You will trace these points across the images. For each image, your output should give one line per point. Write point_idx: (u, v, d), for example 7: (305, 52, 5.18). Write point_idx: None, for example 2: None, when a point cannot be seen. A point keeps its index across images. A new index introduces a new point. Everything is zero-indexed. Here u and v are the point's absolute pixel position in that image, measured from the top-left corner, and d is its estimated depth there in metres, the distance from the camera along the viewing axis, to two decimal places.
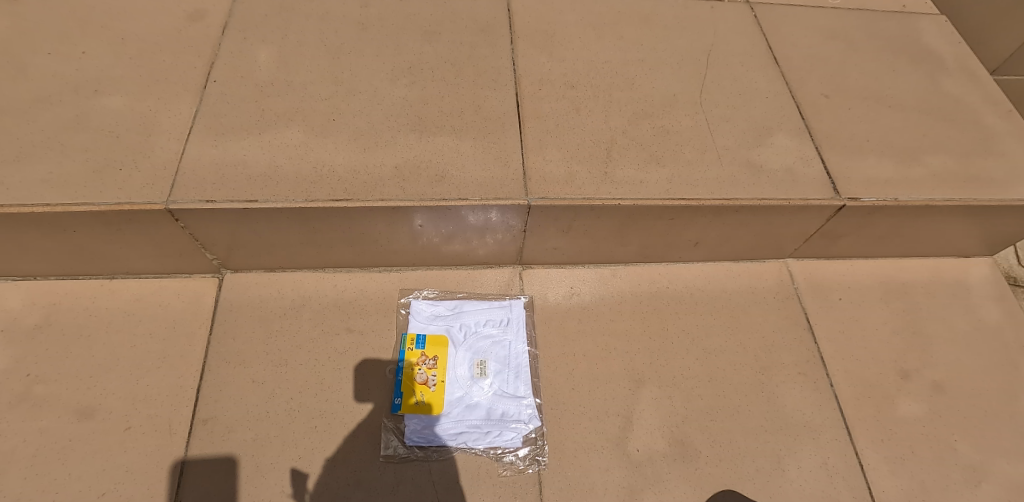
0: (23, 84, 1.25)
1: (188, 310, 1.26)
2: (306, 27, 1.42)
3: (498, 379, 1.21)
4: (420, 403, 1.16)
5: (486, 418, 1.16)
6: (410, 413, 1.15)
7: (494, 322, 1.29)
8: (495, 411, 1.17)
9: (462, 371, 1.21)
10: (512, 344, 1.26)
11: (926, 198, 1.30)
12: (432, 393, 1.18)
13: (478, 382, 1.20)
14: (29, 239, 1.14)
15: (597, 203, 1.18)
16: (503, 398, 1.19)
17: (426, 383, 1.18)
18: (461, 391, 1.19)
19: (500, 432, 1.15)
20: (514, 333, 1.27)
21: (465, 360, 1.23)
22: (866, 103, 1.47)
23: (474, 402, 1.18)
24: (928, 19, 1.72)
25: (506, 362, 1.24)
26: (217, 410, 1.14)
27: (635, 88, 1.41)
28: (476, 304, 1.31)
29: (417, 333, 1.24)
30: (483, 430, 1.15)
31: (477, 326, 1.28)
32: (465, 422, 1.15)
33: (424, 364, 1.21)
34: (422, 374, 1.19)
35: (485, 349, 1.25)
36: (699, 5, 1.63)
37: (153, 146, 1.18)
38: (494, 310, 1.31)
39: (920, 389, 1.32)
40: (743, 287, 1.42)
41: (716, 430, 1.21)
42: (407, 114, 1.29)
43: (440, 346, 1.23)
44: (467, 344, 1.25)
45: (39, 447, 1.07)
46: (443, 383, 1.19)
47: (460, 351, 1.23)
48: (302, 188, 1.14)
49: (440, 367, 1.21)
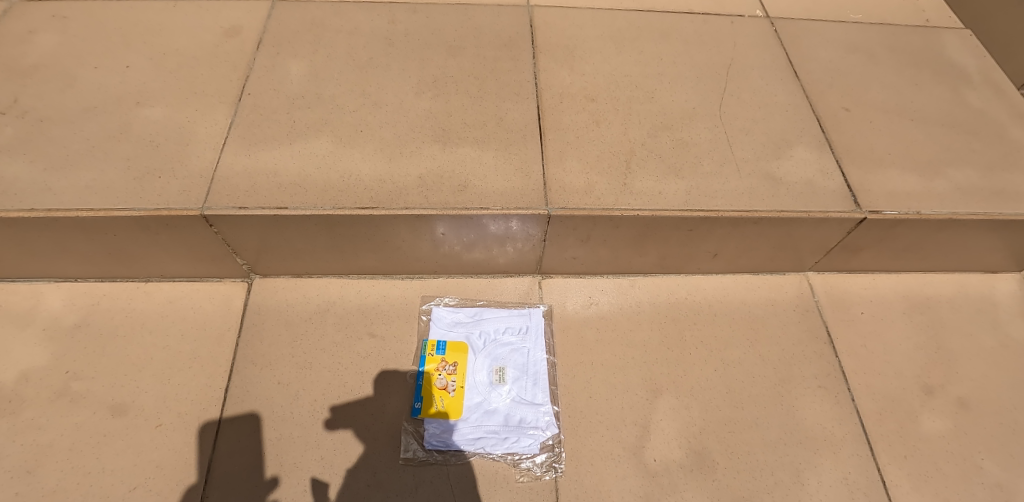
0: (71, 96, 1.32)
1: (218, 312, 1.31)
2: (335, 42, 1.48)
3: (516, 386, 1.23)
4: (439, 408, 1.19)
5: (504, 424, 1.18)
6: (430, 418, 1.18)
7: (513, 330, 1.31)
8: (513, 417, 1.19)
9: (481, 377, 1.23)
10: (531, 351, 1.28)
11: (950, 212, 1.29)
12: (452, 398, 1.20)
13: (496, 388, 1.22)
14: (72, 242, 1.20)
15: (616, 212, 1.20)
16: (521, 405, 1.21)
17: (445, 388, 1.21)
18: (480, 397, 1.21)
19: (517, 439, 1.16)
20: (533, 341, 1.29)
21: (484, 366, 1.25)
22: (888, 117, 1.47)
23: (492, 408, 1.20)
24: (952, 33, 1.71)
25: (524, 369, 1.25)
26: (244, 410, 1.18)
27: (655, 101, 1.43)
28: (495, 311, 1.33)
29: (437, 339, 1.27)
30: (500, 436, 1.16)
31: (496, 333, 1.30)
32: (483, 427, 1.17)
33: (444, 370, 1.23)
34: (442, 379, 1.22)
35: (504, 356, 1.27)
36: (719, 20, 1.65)
37: (190, 155, 1.24)
38: (513, 317, 1.33)
39: (945, 405, 1.30)
40: (763, 299, 1.42)
41: (734, 441, 1.21)
42: (431, 126, 1.33)
43: (460, 352, 1.26)
44: (486, 351, 1.27)
45: (75, 441, 1.12)
46: (462, 389, 1.21)
47: (479, 357, 1.26)
48: (329, 196, 1.18)
49: (459, 373, 1.23)
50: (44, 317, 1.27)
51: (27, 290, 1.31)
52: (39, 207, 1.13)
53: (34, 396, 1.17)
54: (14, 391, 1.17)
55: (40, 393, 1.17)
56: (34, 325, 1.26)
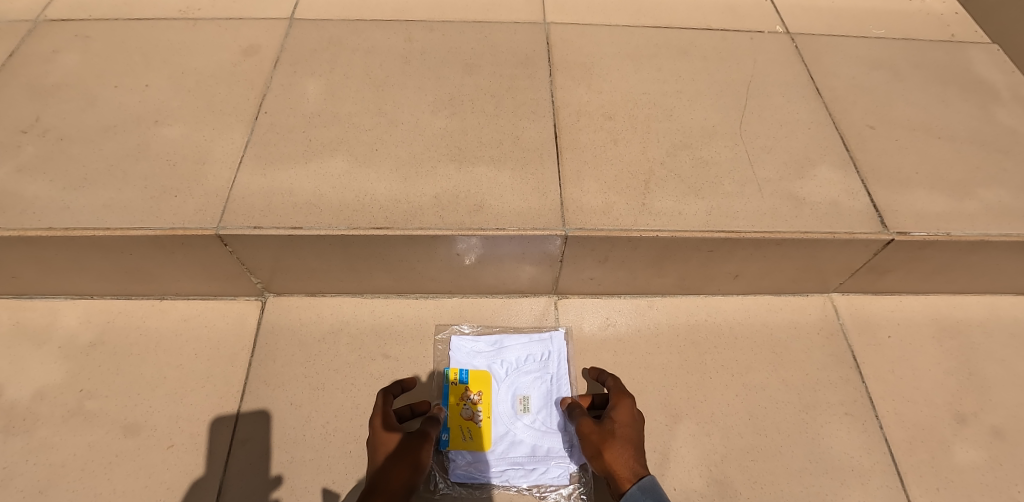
0: (92, 115, 1.34)
1: (232, 331, 1.29)
2: (352, 61, 1.48)
3: (541, 413, 1.21)
4: (466, 440, 1.16)
5: (530, 454, 1.16)
6: (456, 449, 1.15)
7: (535, 356, 1.27)
8: (539, 447, 1.17)
9: (504, 407, 1.21)
10: (556, 376, 1.25)
11: (982, 233, 1.25)
12: (478, 430, 1.17)
13: (521, 417, 1.20)
14: (89, 260, 1.21)
15: (634, 233, 1.17)
16: (547, 434, 1.18)
17: (472, 418, 1.18)
18: (504, 427, 1.18)
19: (545, 470, 1.14)
20: (558, 366, 1.26)
21: (507, 394, 1.22)
22: (914, 135, 1.43)
23: (517, 438, 1.17)
24: (978, 48, 1.67)
25: (548, 396, 1.23)
26: (257, 432, 1.17)
27: (673, 119, 1.40)
28: (515, 336, 1.30)
29: (458, 367, 1.24)
30: (527, 468, 1.14)
31: (518, 359, 1.27)
32: (509, 459, 1.15)
33: (469, 399, 1.20)
34: (468, 410, 1.19)
35: (527, 384, 1.24)
36: (739, 36, 1.62)
37: (206, 175, 1.24)
38: (534, 343, 1.29)
39: (979, 434, 1.25)
40: (786, 322, 1.38)
41: (757, 470, 1.17)
42: (447, 145, 1.32)
43: (481, 380, 1.23)
44: (509, 379, 1.24)
45: (87, 462, 1.12)
46: (488, 419, 1.19)
47: (500, 385, 1.23)
48: (345, 215, 1.17)
49: (484, 402, 1.21)
50: (60, 335, 1.28)
51: (44, 307, 1.32)
52: (57, 226, 1.14)
53: (49, 414, 1.17)
54: (29, 409, 1.17)
55: (54, 411, 1.17)
56: (50, 342, 1.26)
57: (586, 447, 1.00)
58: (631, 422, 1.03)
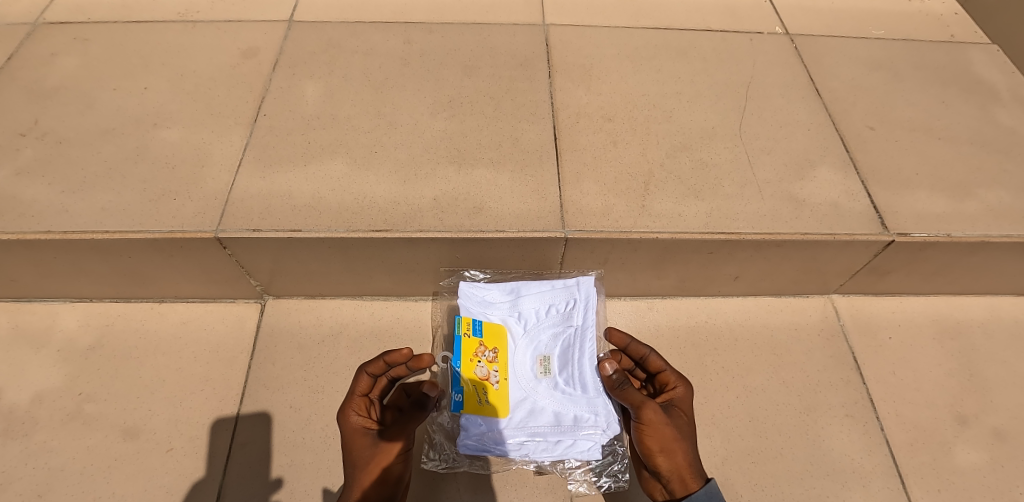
0: (90, 117, 1.34)
1: (231, 334, 1.29)
2: (351, 63, 1.48)
3: (563, 378, 1.17)
4: (481, 403, 1.13)
5: (554, 425, 1.12)
6: (470, 414, 1.12)
7: (558, 311, 1.22)
8: (563, 418, 1.13)
9: (524, 370, 1.17)
10: (581, 335, 1.20)
11: (982, 234, 1.25)
12: (495, 392, 1.14)
13: (541, 381, 1.17)
14: (88, 263, 1.20)
15: (634, 235, 1.17)
16: (569, 403, 1.14)
17: (487, 379, 1.15)
18: (523, 394, 1.15)
19: (568, 441, 1.11)
20: (583, 321, 1.21)
21: (527, 356, 1.18)
22: (914, 136, 1.43)
23: (538, 407, 1.14)
24: (978, 49, 1.67)
25: (570, 361, 1.19)
26: (256, 435, 1.16)
27: (673, 120, 1.40)
28: (534, 281, 1.25)
29: (473, 319, 1.19)
30: (550, 440, 1.11)
31: (539, 313, 1.22)
32: (528, 429, 1.11)
33: (485, 357, 1.17)
34: (484, 369, 1.16)
35: (547, 346, 1.20)
36: (738, 37, 1.62)
37: (205, 178, 1.23)
38: (558, 289, 1.23)
39: (980, 436, 1.24)
40: (786, 323, 1.37)
41: (757, 472, 1.17)
42: (446, 147, 1.32)
43: (498, 334, 1.19)
44: (528, 337, 1.20)
45: (86, 466, 1.12)
46: (506, 382, 1.15)
47: (520, 344, 1.19)
48: (344, 218, 1.17)
49: (500, 361, 1.17)
50: (59, 339, 1.27)
51: (43, 311, 1.31)
52: (55, 229, 1.14)
53: (48, 418, 1.17)
54: (28, 413, 1.17)
55: (53, 415, 1.17)
56: (48, 346, 1.26)
57: (655, 440, 1.03)
58: (688, 416, 1.08)
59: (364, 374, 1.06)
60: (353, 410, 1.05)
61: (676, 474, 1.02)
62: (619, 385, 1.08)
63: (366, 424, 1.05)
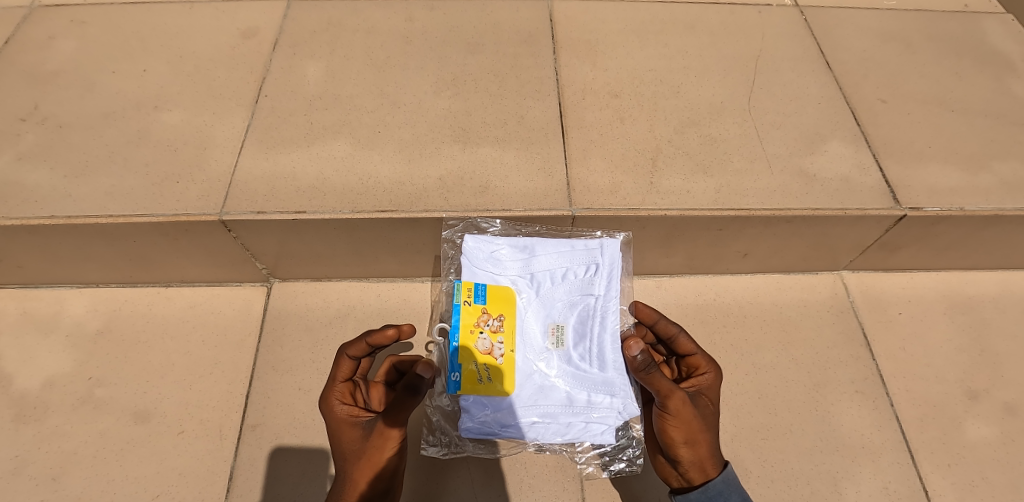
0: (90, 101, 1.32)
1: (238, 317, 1.29)
2: (353, 41, 1.45)
3: (578, 354, 1.12)
4: (482, 382, 1.07)
5: (566, 406, 1.08)
6: (470, 394, 1.07)
7: (574, 278, 1.15)
8: (577, 398, 1.09)
9: (535, 341, 1.12)
10: (598, 306, 1.13)
11: (997, 207, 1.23)
12: (500, 365, 1.09)
13: (551, 354, 1.12)
14: (93, 248, 1.20)
15: (642, 212, 1.16)
16: (583, 381, 1.10)
17: (491, 353, 1.09)
18: (534, 369, 1.10)
19: (582, 423, 1.08)
20: (601, 290, 1.14)
21: (539, 326, 1.13)
22: (926, 108, 1.40)
23: (549, 384, 1.10)
24: (992, 18, 1.63)
25: (585, 332, 1.13)
26: (266, 417, 1.17)
27: (681, 96, 1.38)
28: (551, 242, 1.17)
29: (477, 286, 1.12)
30: (562, 422, 1.08)
31: (553, 277, 1.15)
32: (539, 408, 1.08)
33: (488, 327, 1.10)
34: (487, 342, 1.09)
35: (560, 313, 1.14)
36: (747, 10, 1.58)
37: (208, 160, 1.22)
38: (575, 254, 1.16)
39: (991, 410, 1.24)
40: (796, 300, 1.36)
41: (768, 449, 1.17)
42: (451, 125, 1.30)
43: (508, 304, 1.12)
44: (540, 304, 1.14)
45: (99, 449, 1.13)
46: (511, 354, 1.10)
47: (533, 315, 1.13)
48: (348, 199, 1.16)
49: (505, 331, 1.11)
50: (68, 323, 1.27)
51: (50, 296, 1.31)
52: (60, 214, 1.14)
53: (59, 402, 1.17)
54: (39, 398, 1.18)
55: (64, 399, 1.18)
56: (57, 331, 1.26)
57: (680, 432, 1.03)
58: (712, 405, 1.07)
59: (346, 359, 1.04)
60: (337, 399, 1.04)
61: (696, 463, 1.03)
62: (646, 368, 1.00)
63: (351, 413, 1.03)
